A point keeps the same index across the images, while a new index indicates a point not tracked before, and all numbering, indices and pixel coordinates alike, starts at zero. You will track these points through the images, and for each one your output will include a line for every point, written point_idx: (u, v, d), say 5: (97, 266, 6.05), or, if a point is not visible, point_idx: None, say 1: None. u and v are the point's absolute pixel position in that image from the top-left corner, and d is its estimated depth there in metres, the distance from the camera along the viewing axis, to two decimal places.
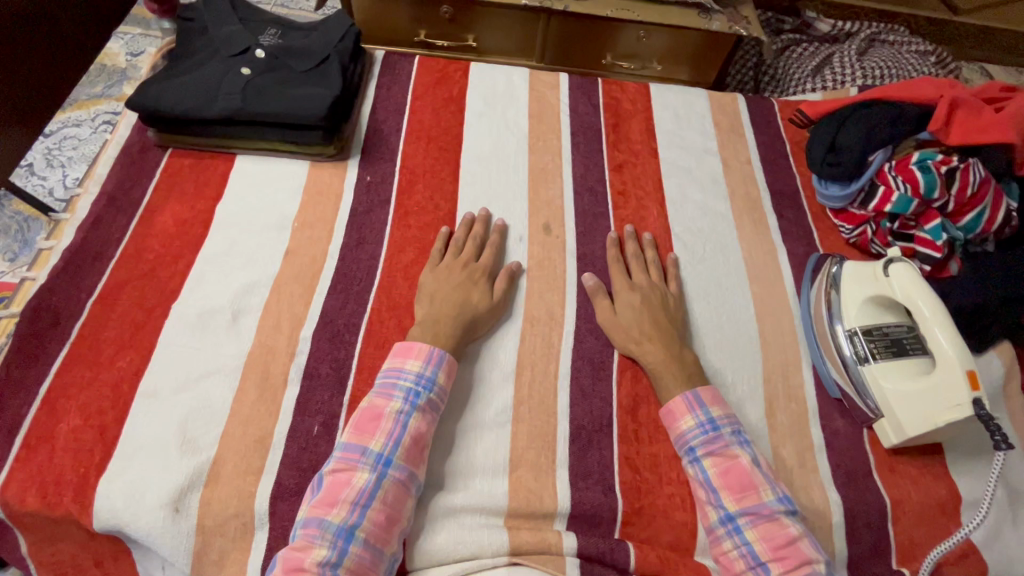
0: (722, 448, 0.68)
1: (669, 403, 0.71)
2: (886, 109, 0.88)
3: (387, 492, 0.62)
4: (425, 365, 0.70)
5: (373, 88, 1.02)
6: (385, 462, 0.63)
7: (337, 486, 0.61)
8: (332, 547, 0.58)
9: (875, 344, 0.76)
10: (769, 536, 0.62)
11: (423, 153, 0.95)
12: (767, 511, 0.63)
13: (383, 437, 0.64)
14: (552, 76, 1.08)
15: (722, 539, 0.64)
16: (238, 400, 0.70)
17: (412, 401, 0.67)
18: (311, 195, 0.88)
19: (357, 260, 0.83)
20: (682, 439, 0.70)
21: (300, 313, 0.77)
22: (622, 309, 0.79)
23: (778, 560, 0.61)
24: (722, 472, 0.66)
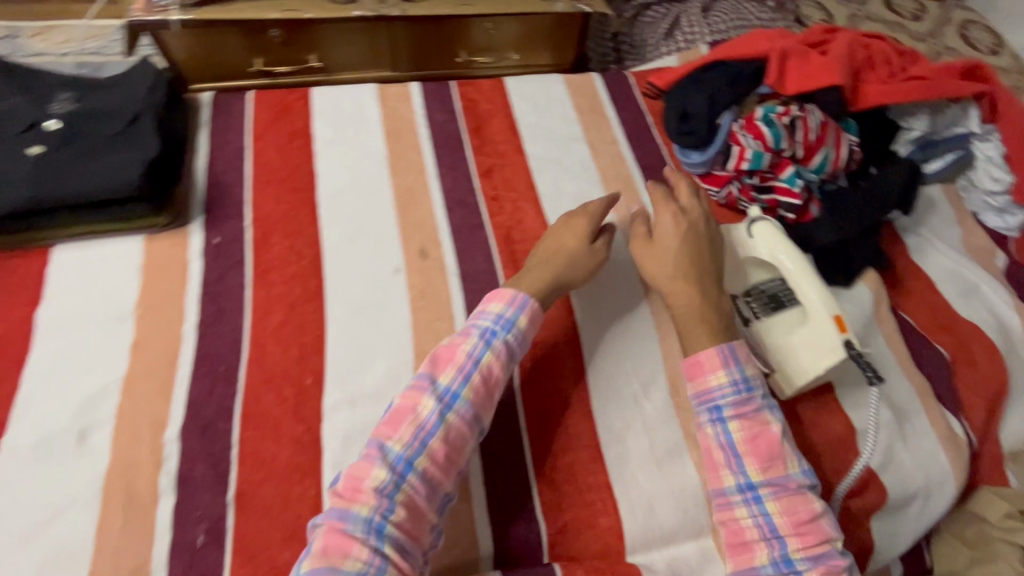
0: (752, 411, 0.67)
1: (702, 354, 0.69)
2: (726, 70, 0.92)
3: (450, 428, 0.62)
4: (507, 306, 0.70)
5: (204, 137, 0.92)
6: (452, 397, 0.63)
7: (404, 412, 0.62)
8: (394, 473, 0.58)
9: (755, 304, 0.78)
10: (791, 511, 0.64)
11: (274, 199, 0.87)
12: (793, 484, 0.65)
13: (453, 371, 0.65)
14: (402, 87, 1.02)
15: (735, 505, 0.65)
16: (101, 533, 0.61)
17: (488, 340, 0.67)
18: (150, 273, 0.78)
19: (218, 336, 0.75)
20: (709, 396, 0.68)
21: (161, 412, 0.69)
22: (662, 240, 0.76)
23: (800, 536, 0.62)
24: (750, 438, 0.66)
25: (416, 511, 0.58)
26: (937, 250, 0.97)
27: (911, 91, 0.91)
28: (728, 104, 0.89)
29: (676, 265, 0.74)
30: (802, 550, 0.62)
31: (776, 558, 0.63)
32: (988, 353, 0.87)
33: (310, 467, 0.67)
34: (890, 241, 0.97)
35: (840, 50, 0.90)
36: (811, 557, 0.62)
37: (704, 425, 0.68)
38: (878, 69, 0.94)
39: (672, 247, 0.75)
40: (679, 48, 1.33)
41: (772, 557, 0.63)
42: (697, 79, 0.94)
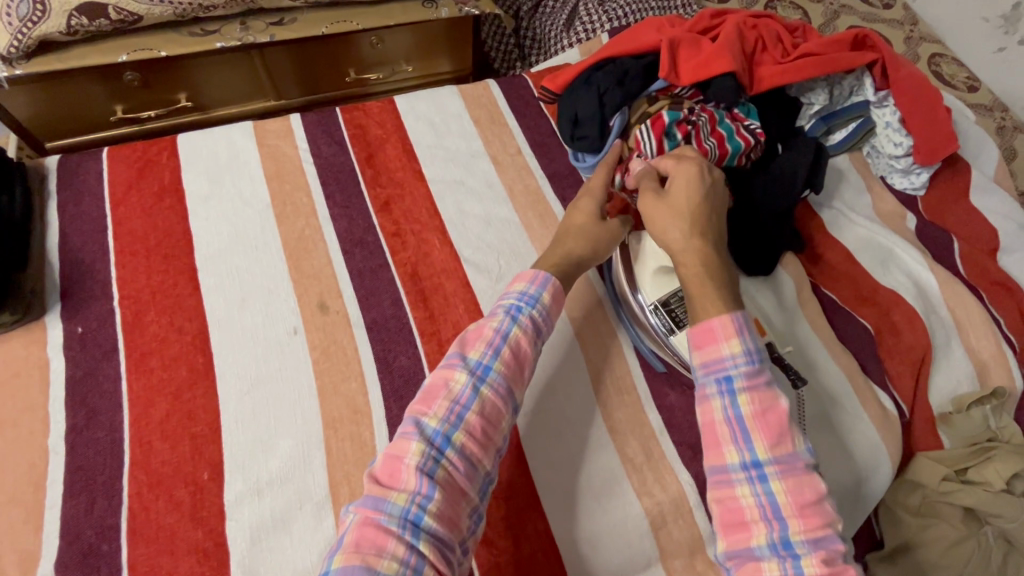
0: (764, 384, 0.54)
1: (715, 319, 0.55)
2: (614, 69, 0.88)
3: (485, 402, 0.56)
4: (531, 283, 0.65)
5: (53, 210, 0.81)
6: (484, 369, 0.58)
7: (436, 389, 0.57)
8: (431, 448, 0.53)
9: (677, 314, 0.73)
10: (799, 491, 0.50)
11: (145, 271, 0.77)
12: (801, 463, 0.52)
13: (481, 346, 0.59)
14: (281, 121, 0.93)
15: (735, 483, 0.52)
16: None
17: (515, 314, 0.62)
18: (2, 382, 0.68)
19: (92, 442, 0.66)
20: (719, 365, 0.54)
21: (30, 546, 0.60)
22: (675, 195, 0.65)
23: (803, 519, 0.50)
24: (760, 412, 0.52)
25: (454, 491, 0.52)
26: (850, 220, 0.97)
27: (807, 67, 0.90)
28: (618, 104, 0.85)
29: (679, 224, 0.63)
30: (805, 536, 0.49)
31: (774, 539, 0.50)
32: (909, 319, 0.87)
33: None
34: (806, 219, 0.97)
35: (731, 35, 0.88)
36: (812, 541, 0.49)
37: (709, 395, 0.54)
38: (771, 50, 0.94)
39: (685, 201, 0.65)
40: (579, 38, 1.28)
41: (769, 539, 0.50)
42: (588, 79, 0.89)
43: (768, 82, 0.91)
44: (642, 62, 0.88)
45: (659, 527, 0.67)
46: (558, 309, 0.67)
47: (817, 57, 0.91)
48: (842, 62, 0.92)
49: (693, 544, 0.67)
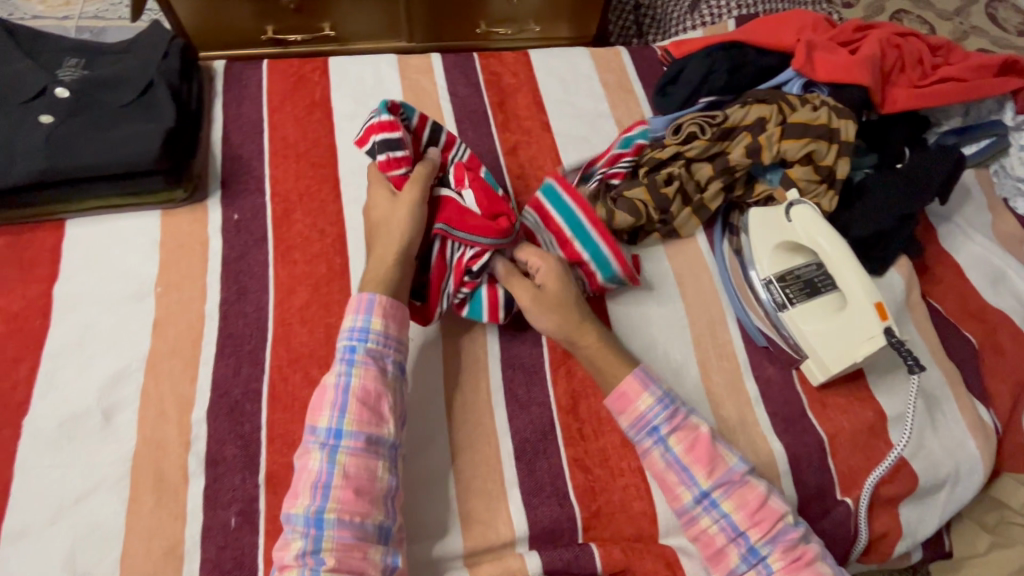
0: (684, 420, 0.66)
1: (623, 384, 0.67)
2: (736, 54, 0.92)
3: (347, 466, 0.59)
4: (357, 315, 0.66)
5: (219, 108, 0.88)
6: (337, 436, 0.60)
7: (299, 474, 0.59)
8: (307, 536, 0.56)
9: (790, 289, 0.76)
10: (744, 503, 0.62)
11: (294, 175, 0.84)
12: (737, 477, 0.63)
13: (328, 412, 0.61)
14: (423, 58, 0.98)
15: (698, 518, 0.63)
16: (132, 513, 0.61)
17: (350, 359, 0.63)
18: (170, 250, 0.76)
19: (242, 315, 0.73)
20: (644, 421, 0.66)
21: (187, 392, 0.67)
22: (551, 286, 0.71)
23: (757, 526, 0.61)
24: (689, 448, 0.64)
25: (349, 549, 0.56)
26: (967, 236, 0.95)
27: (943, 93, 0.88)
28: (716, 90, 0.90)
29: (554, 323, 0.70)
30: (763, 539, 0.61)
31: (744, 553, 0.61)
32: (1016, 342, 0.86)
33: None
34: (921, 226, 0.96)
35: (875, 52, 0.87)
36: (770, 540, 0.61)
37: (648, 448, 0.66)
38: (910, 70, 0.90)
39: (558, 296, 0.71)
40: (703, 23, 1.28)
41: (742, 555, 0.61)
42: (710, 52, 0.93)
43: (900, 104, 0.88)
44: (762, 64, 0.92)
45: None
46: (399, 327, 0.67)
47: (960, 86, 0.88)
48: (984, 89, 0.89)
49: None
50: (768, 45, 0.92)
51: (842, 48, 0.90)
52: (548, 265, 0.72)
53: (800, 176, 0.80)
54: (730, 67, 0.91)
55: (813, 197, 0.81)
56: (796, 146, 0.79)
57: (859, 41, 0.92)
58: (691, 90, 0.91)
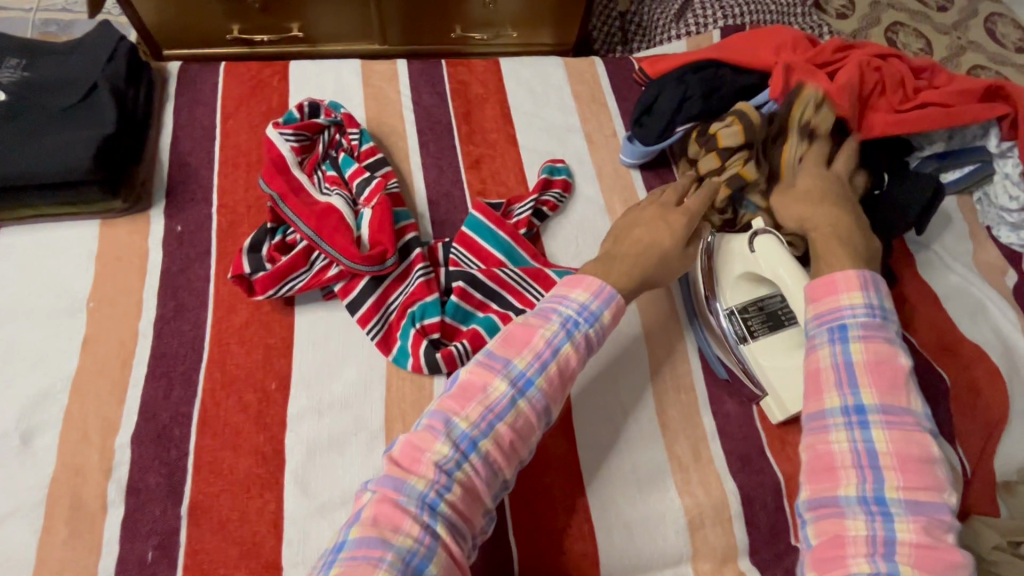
0: (883, 336, 0.57)
1: (838, 274, 0.59)
2: (711, 78, 0.86)
3: (492, 447, 0.53)
4: (595, 299, 0.61)
5: (170, 111, 0.85)
6: (526, 382, 0.56)
7: (417, 452, 0.52)
8: (447, 464, 0.51)
9: (752, 322, 0.73)
10: (900, 448, 0.53)
11: (244, 185, 0.80)
12: (911, 420, 0.54)
13: (529, 356, 0.57)
14: (388, 65, 0.95)
15: (831, 429, 0.55)
16: (45, 544, 0.58)
17: (569, 330, 0.59)
18: (106, 263, 0.73)
19: (179, 334, 0.70)
20: (837, 314, 0.58)
21: (113, 414, 0.64)
22: (840, 162, 0.74)
23: (905, 475, 0.52)
24: (875, 361, 0.56)
25: (468, 498, 0.52)
26: (946, 265, 0.92)
27: (922, 120, 0.85)
28: (692, 118, 0.85)
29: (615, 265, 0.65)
30: (904, 490, 0.51)
31: (866, 492, 0.52)
32: (990, 378, 0.83)
33: (271, 479, 0.63)
34: (898, 254, 0.92)
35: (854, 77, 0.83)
36: (909, 502, 0.51)
37: (819, 345, 0.59)
38: (890, 94, 0.86)
39: (810, 183, 0.71)
40: (688, 32, 1.24)
41: (860, 491, 0.52)
42: (682, 75, 0.87)
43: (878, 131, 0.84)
44: (739, 87, 0.86)
45: (697, 527, 0.67)
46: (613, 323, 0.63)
47: (942, 112, 0.85)
48: (965, 117, 0.86)
49: (727, 553, 0.66)
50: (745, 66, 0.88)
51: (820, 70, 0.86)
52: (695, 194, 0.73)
53: None
54: (706, 92, 0.85)
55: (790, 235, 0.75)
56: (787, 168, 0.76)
57: (839, 62, 0.88)
58: (668, 118, 0.85)
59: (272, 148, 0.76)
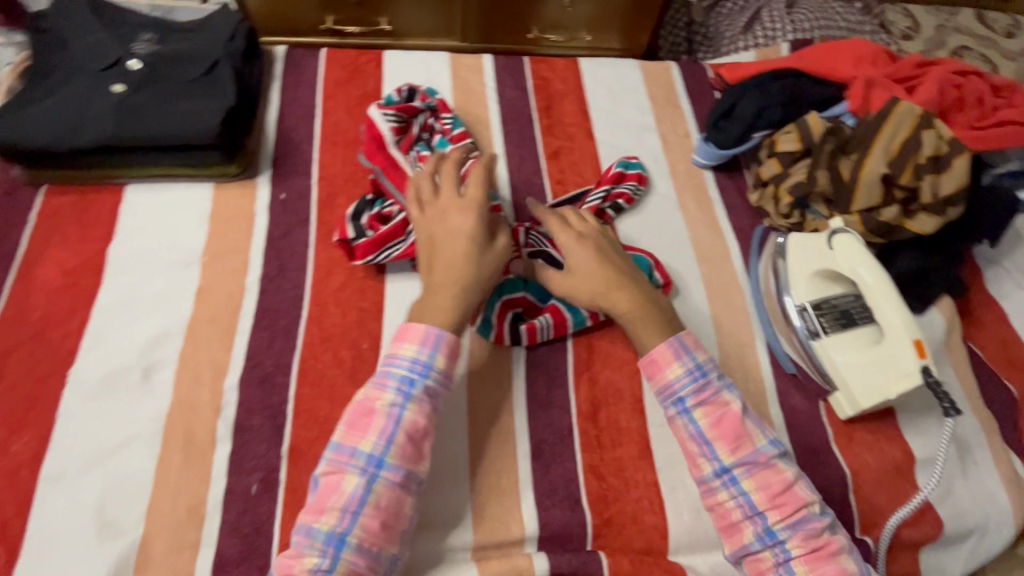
0: (712, 395, 0.64)
1: (656, 351, 0.65)
2: (791, 87, 0.89)
3: (381, 496, 0.57)
4: (421, 347, 0.61)
5: (277, 90, 0.92)
6: (378, 464, 0.57)
7: (328, 490, 0.56)
8: (365, 475, 0.57)
9: (825, 318, 0.75)
10: (766, 486, 0.61)
11: (341, 160, 0.86)
12: (762, 459, 0.62)
13: (375, 434, 0.58)
14: (475, 58, 1.00)
15: (717, 490, 0.62)
16: (162, 470, 0.63)
17: (406, 391, 0.60)
18: (219, 223, 0.79)
19: (281, 292, 0.75)
20: (670, 390, 0.65)
21: (223, 359, 0.70)
22: (581, 261, 0.69)
23: (777, 508, 0.60)
24: (716, 423, 0.63)
25: (386, 512, 0.57)
26: (1016, 283, 0.91)
27: (1001, 137, 0.86)
28: (771, 124, 0.88)
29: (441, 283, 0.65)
30: (782, 523, 0.59)
31: (759, 532, 0.60)
32: None
33: None
34: (967, 268, 0.93)
35: (933, 93, 0.85)
36: (789, 526, 0.59)
37: (672, 415, 0.65)
38: (967, 111, 0.88)
39: (588, 269, 0.69)
40: (756, 45, 1.27)
41: (756, 533, 0.60)
42: (762, 83, 0.90)
43: None
44: (818, 97, 0.89)
45: None
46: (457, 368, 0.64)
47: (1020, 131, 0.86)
48: None
49: None
50: (824, 76, 0.91)
51: (898, 85, 0.88)
52: (579, 238, 0.71)
53: (889, 217, 0.77)
54: (786, 100, 0.88)
55: (913, 222, 0.77)
56: (867, 181, 0.77)
57: (917, 78, 0.89)
58: (748, 123, 0.88)
59: (373, 128, 0.83)
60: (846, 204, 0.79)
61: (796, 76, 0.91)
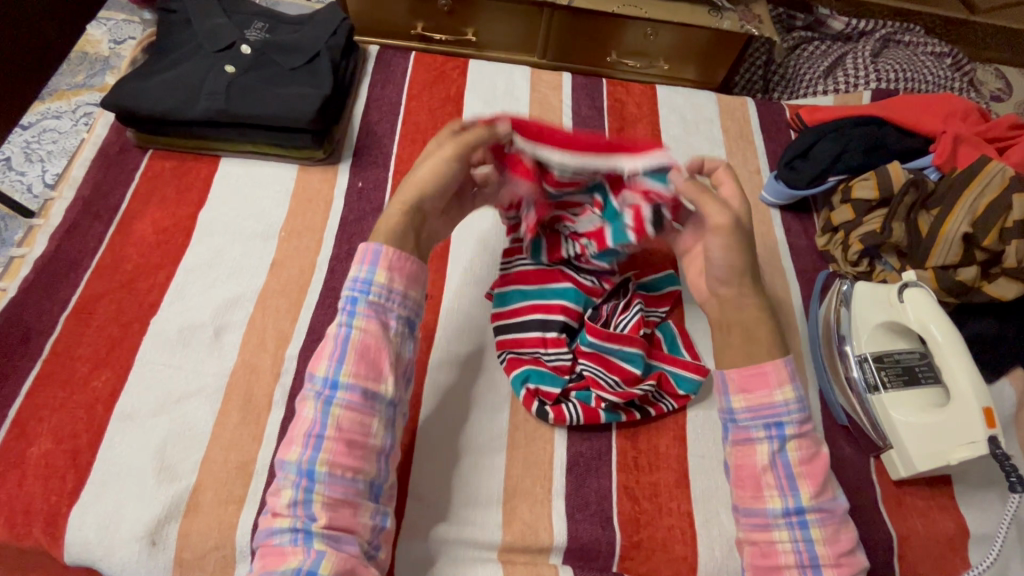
0: (810, 433, 0.62)
1: (768, 366, 0.61)
2: (873, 134, 0.87)
3: (341, 419, 0.55)
4: (363, 266, 0.60)
5: (366, 86, 0.97)
6: (332, 387, 0.56)
7: (295, 422, 0.57)
8: (322, 398, 0.56)
9: (886, 372, 0.73)
10: (834, 540, 0.58)
11: (417, 158, 0.90)
12: (837, 511, 0.60)
13: (327, 358, 0.57)
14: (555, 75, 1.03)
15: (777, 527, 0.59)
16: (219, 424, 0.66)
17: (351, 309, 0.59)
18: (299, 202, 0.84)
19: (347, 273, 0.78)
20: (772, 413, 0.61)
21: (287, 328, 0.73)
22: (719, 235, 0.64)
23: (837, 565, 0.57)
24: (805, 460, 0.60)
25: (353, 436, 0.55)
26: None
27: None
28: (848, 170, 0.86)
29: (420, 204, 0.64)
30: None
31: None
32: None
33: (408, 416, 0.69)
34: None
35: None
36: None
37: (756, 439, 0.61)
38: None
39: (737, 247, 0.62)
40: (836, 88, 1.27)
41: None
42: (843, 128, 0.89)
43: None
44: (902, 147, 0.87)
45: None
46: (408, 280, 0.61)
47: None
48: None
49: None
50: (911, 128, 0.89)
51: (990, 145, 0.85)
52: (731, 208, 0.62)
53: (968, 277, 0.74)
54: (868, 147, 0.86)
55: (993, 287, 0.74)
56: (947, 237, 0.75)
57: (1013, 140, 0.86)
58: (824, 166, 0.86)
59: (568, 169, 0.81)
60: (921, 258, 0.77)
61: (881, 124, 0.90)
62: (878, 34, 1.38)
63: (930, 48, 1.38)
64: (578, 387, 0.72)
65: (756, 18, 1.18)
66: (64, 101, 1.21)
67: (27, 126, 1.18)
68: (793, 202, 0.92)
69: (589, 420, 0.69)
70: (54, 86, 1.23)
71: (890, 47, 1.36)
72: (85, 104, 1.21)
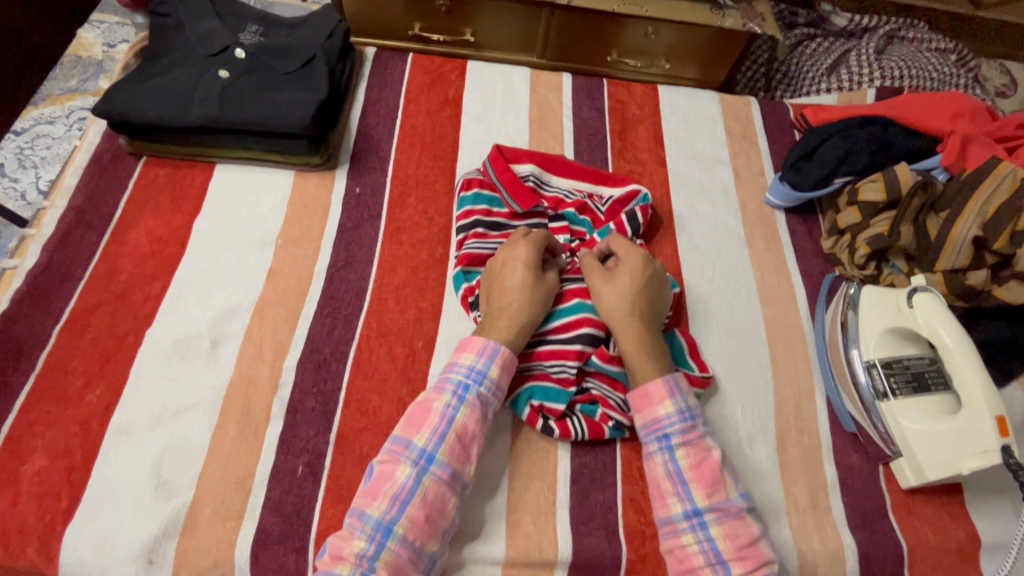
0: (697, 438, 0.63)
1: (650, 385, 0.65)
2: (880, 134, 0.86)
3: (428, 490, 0.58)
4: (478, 357, 0.65)
5: (363, 89, 0.96)
6: (427, 458, 0.59)
7: (382, 479, 0.58)
8: (416, 468, 0.58)
9: (895, 379, 0.72)
10: (733, 535, 0.59)
11: (416, 162, 0.88)
12: (733, 508, 0.60)
13: (429, 431, 0.60)
14: (555, 76, 1.01)
15: (681, 533, 0.60)
16: (216, 439, 0.65)
17: (461, 394, 0.63)
18: (296, 209, 0.82)
19: (345, 281, 0.77)
20: (657, 425, 0.64)
21: (285, 339, 0.72)
22: (618, 274, 0.71)
23: (740, 559, 0.57)
24: (694, 465, 0.62)
25: (432, 509, 0.57)
26: None
27: None
28: (855, 172, 0.85)
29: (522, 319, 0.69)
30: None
31: None
32: None
33: None
34: None
35: None
36: None
37: (652, 452, 0.64)
38: None
39: (624, 286, 0.70)
40: (839, 87, 1.25)
41: None
42: (849, 128, 0.88)
43: None
44: (909, 147, 0.86)
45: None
46: (509, 379, 0.66)
47: None
48: None
49: None
50: (917, 128, 0.87)
51: (997, 144, 0.84)
52: (636, 263, 0.72)
53: (978, 282, 0.73)
54: (874, 148, 0.85)
55: (1005, 291, 0.73)
56: (956, 241, 0.73)
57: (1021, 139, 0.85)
58: (830, 168, 0.85)
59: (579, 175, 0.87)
60: (929, 263, 0.76)
61: (887, 123, 0.88)
62: (882, 30, 1.37)
63: (934, 44, 1.37)
64: (583, 400, 0.71)
65: (758, 15, 1.16)
66: (58, 106, 1.20)
67: (20, 132, 1.16)
68: (797, 204, 0.91)
69: (594, 436, 0.68)
70: (47, 90, 1.21)
71: (894, 44, 1.34)
72: (79, 108, 1.20)
